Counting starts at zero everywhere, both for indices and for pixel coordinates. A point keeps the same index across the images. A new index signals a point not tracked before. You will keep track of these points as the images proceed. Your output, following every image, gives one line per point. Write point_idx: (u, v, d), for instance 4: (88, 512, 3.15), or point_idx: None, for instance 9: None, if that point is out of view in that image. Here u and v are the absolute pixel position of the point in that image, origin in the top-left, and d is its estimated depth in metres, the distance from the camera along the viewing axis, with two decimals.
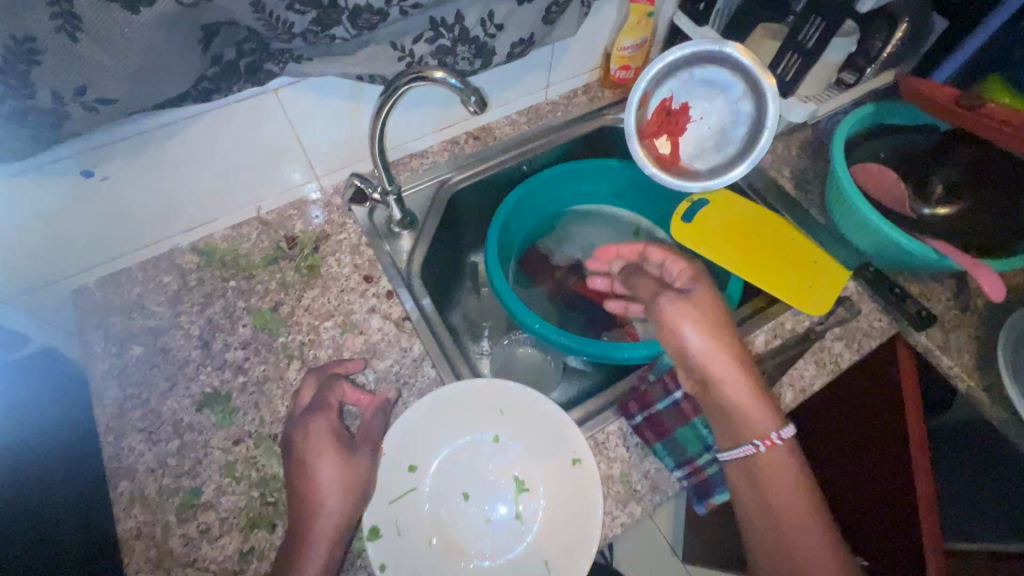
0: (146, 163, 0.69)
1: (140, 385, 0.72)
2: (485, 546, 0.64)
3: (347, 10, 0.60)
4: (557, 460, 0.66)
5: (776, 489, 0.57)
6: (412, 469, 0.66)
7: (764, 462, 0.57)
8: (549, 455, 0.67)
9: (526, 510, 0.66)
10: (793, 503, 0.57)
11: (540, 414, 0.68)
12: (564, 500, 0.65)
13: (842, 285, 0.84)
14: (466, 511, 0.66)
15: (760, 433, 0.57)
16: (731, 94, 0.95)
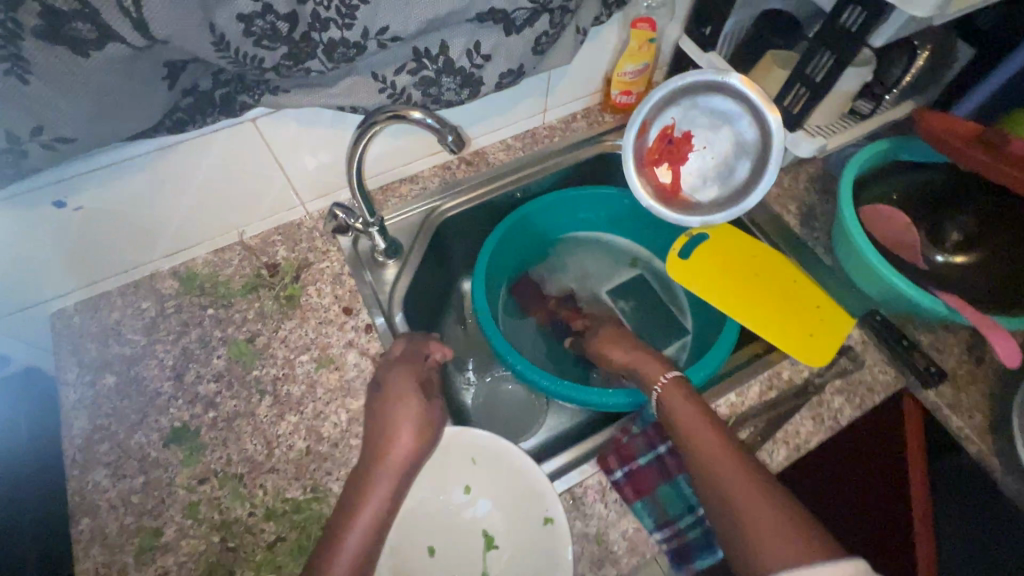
0: (123, 192, 0.68)
1: (110, 417, 0.71)
2: None
3: (321, 43, 0.57)
4: (527, 517, 0.63)
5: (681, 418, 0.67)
6: None
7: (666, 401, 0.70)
8: (519, 512, 0.64)
9: None
10: (700, 428, 0.65)
11: (511, 466, 0.65)
12: (532, 563, 0.61)
13: (844, 334, 0.79)
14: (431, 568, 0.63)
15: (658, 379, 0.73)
16: (736, 124, 0.90)
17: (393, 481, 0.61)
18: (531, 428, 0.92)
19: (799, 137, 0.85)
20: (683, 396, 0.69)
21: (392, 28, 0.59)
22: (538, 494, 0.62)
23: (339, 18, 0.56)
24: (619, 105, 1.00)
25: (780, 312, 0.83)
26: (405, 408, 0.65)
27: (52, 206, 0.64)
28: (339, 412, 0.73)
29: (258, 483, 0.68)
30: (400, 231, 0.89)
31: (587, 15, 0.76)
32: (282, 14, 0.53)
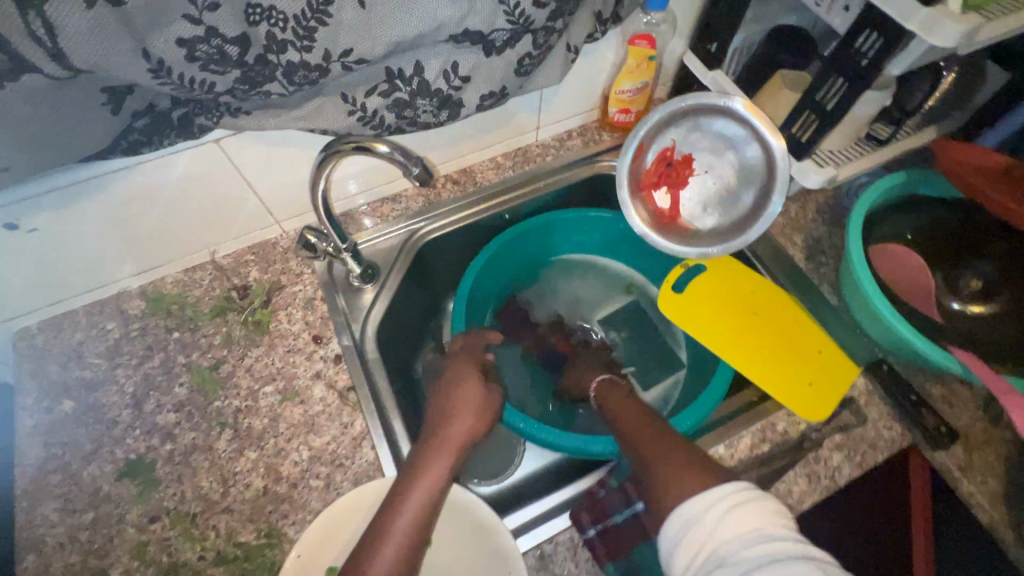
0: (80, 214, 0.64)
1: (64, 446, 0.68)
2: None
3: (279, 66, 0.53)
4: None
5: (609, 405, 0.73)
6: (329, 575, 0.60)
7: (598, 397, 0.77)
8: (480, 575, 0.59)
9: None
10: (623, 408, 0.71)
11: (475, 520, 0.61)
12: None
13: (847, 385, 0.73)
14: None
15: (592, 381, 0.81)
16: (741, 150, 0.84)
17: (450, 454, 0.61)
18: (507, 462, 0.83)
19: (807, 167, 0.78)
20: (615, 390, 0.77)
21: (357, 50, 0.54)
22: (502, 557, 0.58)
23: (297, 40, 0.52)
24: (617, 123, 0.95)
25: (778, 357, 0.77)
26: (469, 386, 0.69)
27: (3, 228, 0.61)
28: (300, 450, 0.69)
29: (211, 525, 0.64)
30: (378, 253, 0.84)
31: (578, 32, 0.70)
32: (230, 37, 0.48)
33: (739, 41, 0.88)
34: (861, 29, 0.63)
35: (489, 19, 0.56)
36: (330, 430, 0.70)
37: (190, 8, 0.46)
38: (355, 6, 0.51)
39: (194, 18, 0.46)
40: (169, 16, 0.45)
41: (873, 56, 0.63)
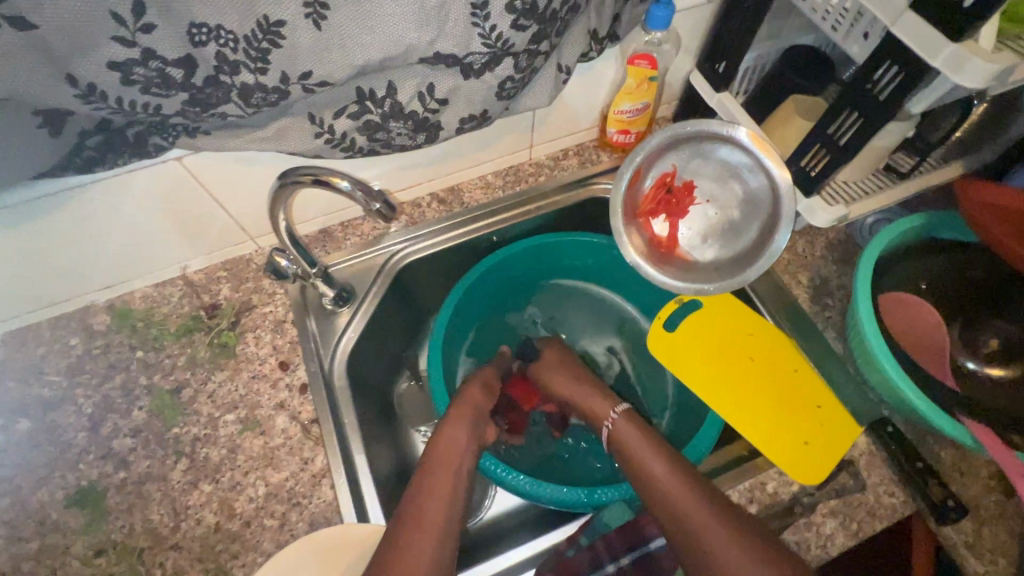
0: (34, 231, 0.61)
1: (15, 469, 0.66)
2: None
3: (233, 88, 0.49)
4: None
5: (639, 456, 0.65)
6: None
7: (619, 436, 0.68)
8: None
9: None
10: (660, 464, 0.62)
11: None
12: None
13: (846, 447, 0.67)
14: None
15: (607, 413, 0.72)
16: (745, 180, 0.78)
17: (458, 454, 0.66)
18: (478, 505, 0.80)
19: (814, 204, 0.72)
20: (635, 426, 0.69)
21: (317, 73, 0.50)
22: None
23: (250, 61, 0.47)
24: (617, 143, 0.89)
25: (773, 410, 0.72)
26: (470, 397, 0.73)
27: None
28: (257, 485, 0.66)
29: (158, 562, 0.62)
30: (356, 274, 0.80)
31: (571, 52, 0.65)
32: (171, 59, 0.45)
33: (751, 59, 0.81)
34: (879, 61, 0.57)
35: (462, 41, 0.52)
36: (289, 466, 0.67)
37: (121, 29, 0.42)
38: (310, 26, 0.46)
39: (126, 39, 0.42)
40: (97, 36, 0.42)
41: (892, 91, 0.57)
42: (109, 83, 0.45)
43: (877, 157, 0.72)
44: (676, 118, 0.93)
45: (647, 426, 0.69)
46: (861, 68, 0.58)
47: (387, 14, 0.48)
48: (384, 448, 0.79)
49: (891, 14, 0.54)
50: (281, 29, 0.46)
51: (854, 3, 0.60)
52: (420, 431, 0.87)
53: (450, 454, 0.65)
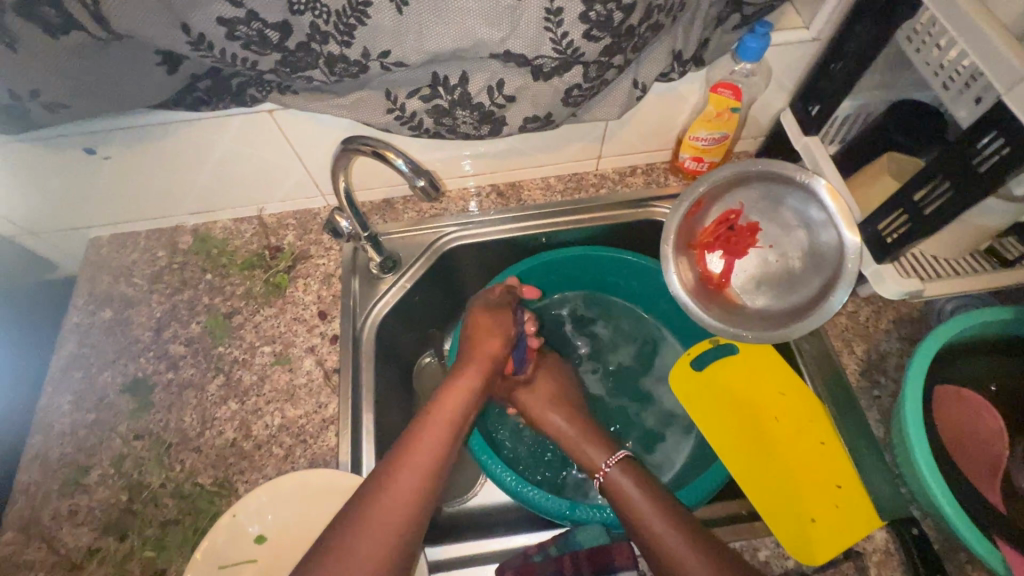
0: (143, 152, 0.72)
1: (93, 349, 0.77)
2: None
3: (321, 55, 0.54)
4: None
5: (627, 504, 0.62)
6: (259, 539, 0.62)
7: (617, 487, 0.65)
8: None
9: None
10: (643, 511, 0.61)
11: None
12: None
13: (856, 538, 0.61)
14: None
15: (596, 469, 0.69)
16: (817, 231, 0.74)
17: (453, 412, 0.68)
18: (461, 489, 0.82)
19: (886, 270, 0.66)
20: (630, 482, 0.64)
21: (395, 53, 0.54)
22: None
23: (338, 34, 0.53)
24: (687, 170, 0.87)
25: (786, 476, 0.66)
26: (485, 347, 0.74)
27: (84, 151, 0.70)
28: (274, 415, 0.72)
29: (179, 458, 0.69)
30: (406, 246, 0.85)
31: (649, 70, 0.64)
32: (270, 22, 0.51)
33: (852, 106, 0.76)
34: (979, 129, 0.51)
35: (533, 43, 0.53)
36: (306, 405, 0.73)
37: None
38: (392, 10, 0.51)
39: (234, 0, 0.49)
40: None
41: (993, 166, 0.51)
42: (216, 37, 0.52)
43: (975, 237, 0.65)
44: (757, 154, 0.89)
45: (637, 473, 0.66)
46: (960, 137, 0.53)
47: (465, 9, 0.51)
48: (397, 415, 0.83)
49: (1008, 81, 0.50)
50: (367, 9, 0.51)
51: (970, 64, 0.55)
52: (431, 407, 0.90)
53: (444, 414, 0.67)
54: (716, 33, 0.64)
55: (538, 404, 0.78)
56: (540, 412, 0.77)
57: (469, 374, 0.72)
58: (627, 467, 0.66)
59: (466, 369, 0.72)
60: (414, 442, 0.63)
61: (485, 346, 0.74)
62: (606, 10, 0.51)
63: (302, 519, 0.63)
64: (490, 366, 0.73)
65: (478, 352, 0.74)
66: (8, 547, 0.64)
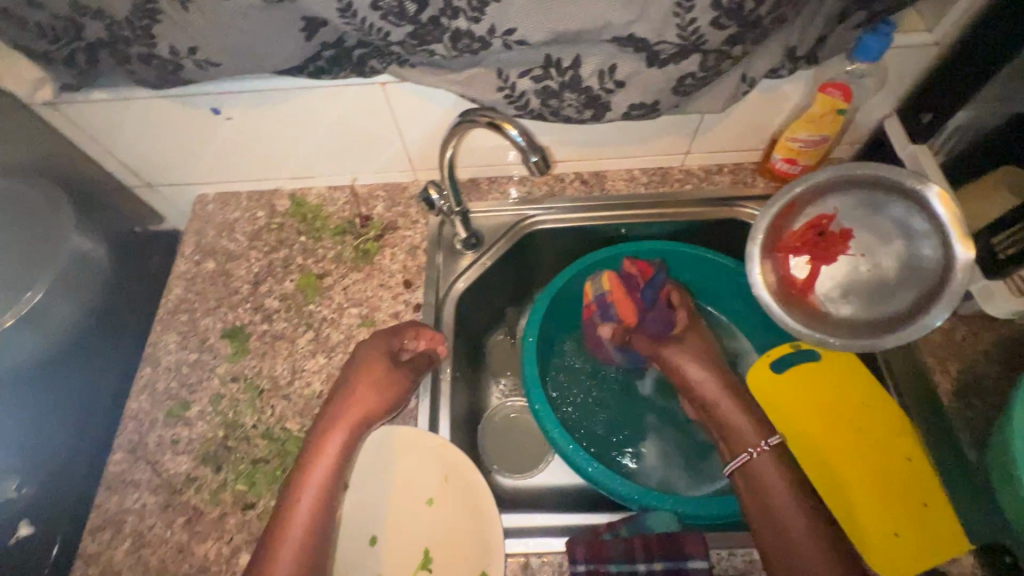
0: (261, 115, 0.77)
1: (197, 295, 0.83)
2: None
3: (448, 30, 0.57)
4: (466, 562, 0.62)
5: (773, 490, 0.59)
6: None
7: (762, 470, 0.61)
8: (464, 554, 0.62)
9: None
10: (790, 505, 0.58)
11: (478, 503, 0.63)
12: None
13: (941, 558, 0.59)
14: (363, 555, 0.64)
15: (750, 442, 0.63)
16: (916, 244, 0.72)
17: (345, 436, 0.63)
18: (523, 467, 0.83)
19: (1000, 285, 0.64)
20: (782, 470, 0.61)
21: (520, 31, 0.56)
22: (487, 548, 0.61)
23: (469, 10, 0.55)
24: (778, 172, 0.86)
25: (868, 489, 0.64)
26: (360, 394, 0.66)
27: (210, 111, 0.76)
28: None
29: (270, 404, 0.74)
30: (489, 226, 0.88)
31: (760, 65, 0.64)
32: None
33: (961, 118, 0.71)
34: None
35: (659, 28, 0.55)
36: None
37: None
38: None
39: None
40: None
41: None
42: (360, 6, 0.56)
43: None
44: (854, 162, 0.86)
45: (792, 468, 0.61)
46: None
47: None
48: (467, 388, 0.86)
49: None
50: None
51: None
52: (496, 384, 0.92)
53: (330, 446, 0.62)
54: (837, 30, 0.63)
55: (672, 355, 0.74)
56: (671, 365, 0.74)
57: (347, 415, 0.65)
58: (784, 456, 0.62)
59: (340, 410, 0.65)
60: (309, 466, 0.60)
61: (360, 398, 0.66)
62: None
63: (383, 471, 0.68)
64: (365, 418, 0.65)
65: (348, 398, 0.66)
66: (118, 466, 0.70)
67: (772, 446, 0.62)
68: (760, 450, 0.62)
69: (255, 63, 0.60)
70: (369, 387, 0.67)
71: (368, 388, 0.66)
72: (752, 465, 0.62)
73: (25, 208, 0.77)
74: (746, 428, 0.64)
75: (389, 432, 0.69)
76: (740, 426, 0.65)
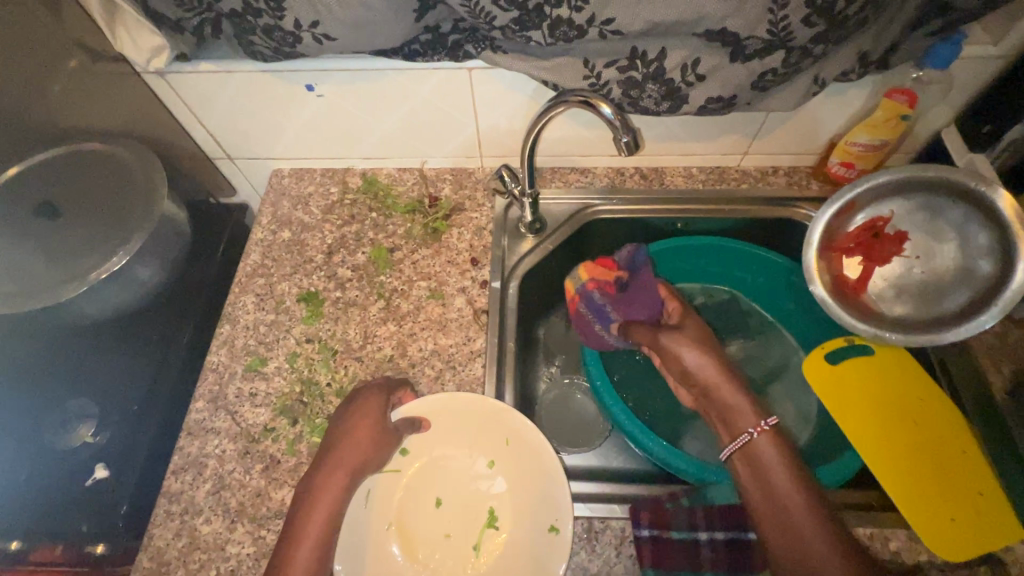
0: (349, 93, 0.82)
1: (273, 262, 0.87)
2: (426, 547, 0.66)
3: (549, 18, 0.62)
4: (536, 522, 0.65)
5: (771, 473, 0.61)
6: (404, 452, 0.70)
7: (761, 453, 0.63)
8: (532, 514, 0.66)
9: (486, 545, 0.66)
10: (788, 487, 0.60)
11: (541, 466, 0.67)
12: (522, 555, 0.64)
13: (996, 545, 0.62)
14: (430, 516, 0.68)
15: (751, 423, 0.65)
16: (973, 246, 0.74)
17: (342, 481, 0.63)
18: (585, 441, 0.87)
19: None
20: (779, 453, 0.63)
21: (618, 21, 0.61)
22: (554, 504, 0.64)
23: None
24: (834, 175, 0.89)
25: (925, 477, 0.67)
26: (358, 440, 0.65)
27: (304, 87, 0.81)
28: (426, 341, 0.79)
29: (343, 364, 0.77)
30: (551, 213, 0.92)
31: (833, 67, 0.67)
32: None
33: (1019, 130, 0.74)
34: None
35: (751, 23, 0.59)
36: (455, 337, 0.79)
37: None
38: None
39: None
40: None
41: None
42: None
43: None
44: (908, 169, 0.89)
45: (789, 450, 0.63)
46: None
47: None
48: (523, 366, 0.89)
49: None
50: None
51: None
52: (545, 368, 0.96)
53: (331, 489, 0.62)
54: (910, 37, 0.67)
55: (676, 346, 0.71)
56: (676, 355, 0.71)
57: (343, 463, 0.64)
58: (783, 441, 0.64)
59: (336, 459, 0.64)
60: (308, 510, 0.61)
61: (355, 444, 0.65)
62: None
63: (445, 433, 0.71)
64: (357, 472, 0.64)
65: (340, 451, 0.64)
66: (200, 413, 0.74)
67: (772, 427, 0.64)
68: (761, 430, 0.64)
69: (367, 40, 0.65)
70: (362, 436, 0.66)
71: (362, 437, 0.66)
72: (752, 446, 0.63)
73: (109, 170, 0.82)
74: (745, 408, 0.65)
75: (445, 397, 0.70)
76: (742, 408, 0.66)
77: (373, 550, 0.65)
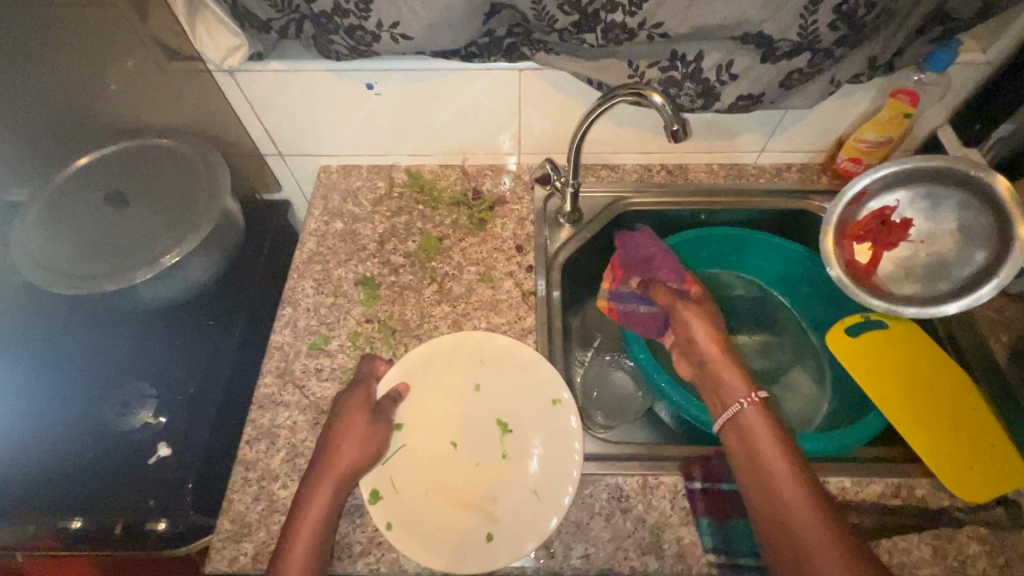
0: (406, 93, 0.88)
1: (328, 250, 0.92)
2: (461, 478, 0.69)
3: (604, 21, 0.70)
4: (536, 418, 0.72)
5: (759, 444, 0.62)
6: (400, 426, 0.71)
7: (750, 426, 0.64)
8: (533, 409, 0.73)
9: (512, 449, 0.71)
10: (774, 458, 0.60)
11: (529, 371, 0.75)
12: (547, 446, 0.71)
13: (1010, 488, 0.69)
14: (454, 456, 0.71)
15: (742, 394, 0.66)
16: (971, 228, 0.83)
17: (337, 472, 0.63)
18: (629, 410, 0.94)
19: None
20: (768, 426, 0.64)
21: (666, 25, 0.69)
22: (551, 384, 0.74)
23: (627, 5, 0.68)
24: (841, 171, 0.98)
25: (943, 432, 0.74)
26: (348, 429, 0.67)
27: (364, 86, 0.87)
28: (480, 320, 0.85)
29: (403, 342, 0.83)
30: (586, 205, 0.99)
31: (846, 70, 0.76)
32: None
33: (1006, 130, 0.84)
34: None
35: (784, 27, 0.68)
36: (507, 316, 0.85)
37: None
38: None
39: None
40: None
41: None
42: None
43: None
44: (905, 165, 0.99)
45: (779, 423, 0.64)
46: None
47: None
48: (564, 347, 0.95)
49: None
50: None
51: None
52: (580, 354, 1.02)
53: (327, 480, 0.62)
54: (914, 43, 0.76)
55: (688, 315, 0.78)
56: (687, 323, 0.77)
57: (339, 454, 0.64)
58: (773, 415, 0.65)
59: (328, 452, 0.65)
60: (307, 500, 0.61)
61: (347, 432, 0.66)
62: (854, 6, 0.66)
63: (436, 381, 0.75)
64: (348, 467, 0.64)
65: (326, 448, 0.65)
66: (269, 388, 0.78)
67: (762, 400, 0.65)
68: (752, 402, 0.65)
69: (439, 41, 0.72)
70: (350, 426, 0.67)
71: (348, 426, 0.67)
72: (741, 418, 0.65)
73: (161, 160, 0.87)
74: (736, 383, 0.68)
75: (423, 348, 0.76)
76: (733, 381, 0.69)
77: (428, 510, 0.67)
